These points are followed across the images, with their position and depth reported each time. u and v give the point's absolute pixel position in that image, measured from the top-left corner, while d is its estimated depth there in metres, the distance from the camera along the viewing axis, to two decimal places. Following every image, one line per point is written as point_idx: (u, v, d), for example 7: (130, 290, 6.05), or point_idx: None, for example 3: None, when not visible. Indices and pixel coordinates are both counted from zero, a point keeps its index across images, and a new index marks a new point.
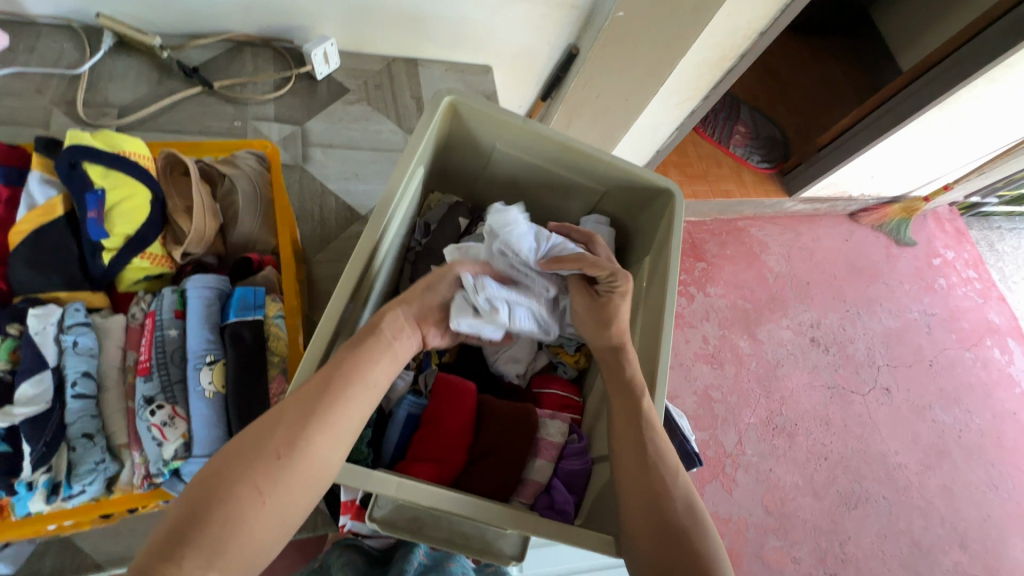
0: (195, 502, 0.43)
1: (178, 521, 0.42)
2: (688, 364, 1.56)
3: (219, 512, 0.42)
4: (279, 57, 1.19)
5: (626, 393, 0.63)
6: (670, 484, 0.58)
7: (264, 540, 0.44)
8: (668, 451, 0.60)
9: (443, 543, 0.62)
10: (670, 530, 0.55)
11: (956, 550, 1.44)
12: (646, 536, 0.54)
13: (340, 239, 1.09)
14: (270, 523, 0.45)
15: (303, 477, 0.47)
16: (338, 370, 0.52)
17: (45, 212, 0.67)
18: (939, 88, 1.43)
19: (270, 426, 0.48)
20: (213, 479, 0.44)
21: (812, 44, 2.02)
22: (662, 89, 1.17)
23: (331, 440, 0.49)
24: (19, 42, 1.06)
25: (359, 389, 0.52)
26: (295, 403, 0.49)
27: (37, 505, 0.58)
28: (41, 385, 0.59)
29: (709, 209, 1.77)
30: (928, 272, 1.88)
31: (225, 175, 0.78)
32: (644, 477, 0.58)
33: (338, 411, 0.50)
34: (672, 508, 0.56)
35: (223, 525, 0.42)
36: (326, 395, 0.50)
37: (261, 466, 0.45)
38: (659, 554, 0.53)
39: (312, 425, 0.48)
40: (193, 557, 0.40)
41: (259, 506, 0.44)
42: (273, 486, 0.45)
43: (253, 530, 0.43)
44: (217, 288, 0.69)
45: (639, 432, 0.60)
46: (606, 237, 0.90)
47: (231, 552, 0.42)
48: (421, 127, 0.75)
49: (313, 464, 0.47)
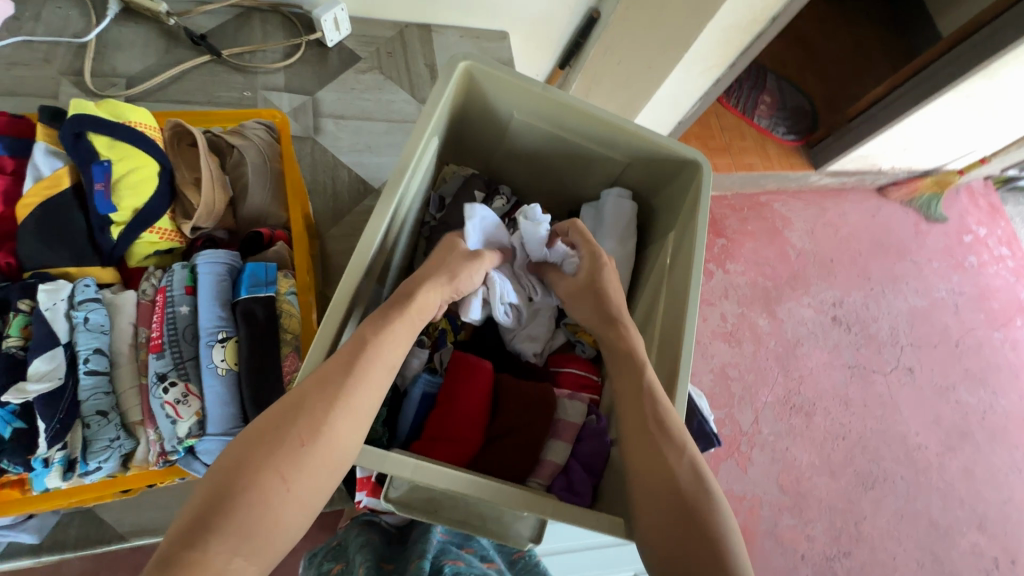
0: (218, 489, 0.42)
1: (200, 509, 0.40)
2: (705, 342, 1.52)
3: (245, 499, 0.41)
4: (289, 23, 1.15)
5: (630, 372, 0.62)
6: (677, 459, 0.55)
7: (290, 527, 0.43)
8: (675, 425, 0.57)
9: (460, 525, 0.61)
10: (679, 507, 0.51)
11: (974, 531, 1.42)
12: (651, 514, 0.52)
13: (353, 213, 1.07)
14: (295, 508, 0.44)
15: (328, 461, 0.46)
16: (356, 351, 0.51)
17: (51, 184, 0.65)
18: (985, 52, 1.34)
19: (292, 412, 0.47)
20: (236, 467, 0.43)
21: (845, 7, 1.91)
22: (687, 56, 1.11)
23: (353, 424, 0.48)
24: (25, 10, 1.04)
25: (380, 372, 0.52)
26: (315, 388, 0.48)
27: (55, 481, 0.58)
28: (53, 361, 0.58)
29: (731, 183, 1.70)
30: (959, 249, 1.80)
31: (233, 145, 0.75)
32: (656, 458, 0.55)
33: (359, 395, 0.49)
34: (681, 485, 0.53)
35: (249, 511, 0.41)
36: (347, 378, 0.49)
37: (285, 453, 0.44)
38: (667, 533, 0.51)
39: (335, 410, 0.47)
40: (221, 542, 0.39)
41: (285, 492, 0.43)
42: (297, 471, 0.44)
43: (279, 516, 0.42)
44: (228, 263, 0.68)
45: (646, 408, 0.58)
46: (627, 211, 0.86)
47: (258, 538, 0.41)
48: (436, 94, 0.71)
49: (337, 448, 0.47)
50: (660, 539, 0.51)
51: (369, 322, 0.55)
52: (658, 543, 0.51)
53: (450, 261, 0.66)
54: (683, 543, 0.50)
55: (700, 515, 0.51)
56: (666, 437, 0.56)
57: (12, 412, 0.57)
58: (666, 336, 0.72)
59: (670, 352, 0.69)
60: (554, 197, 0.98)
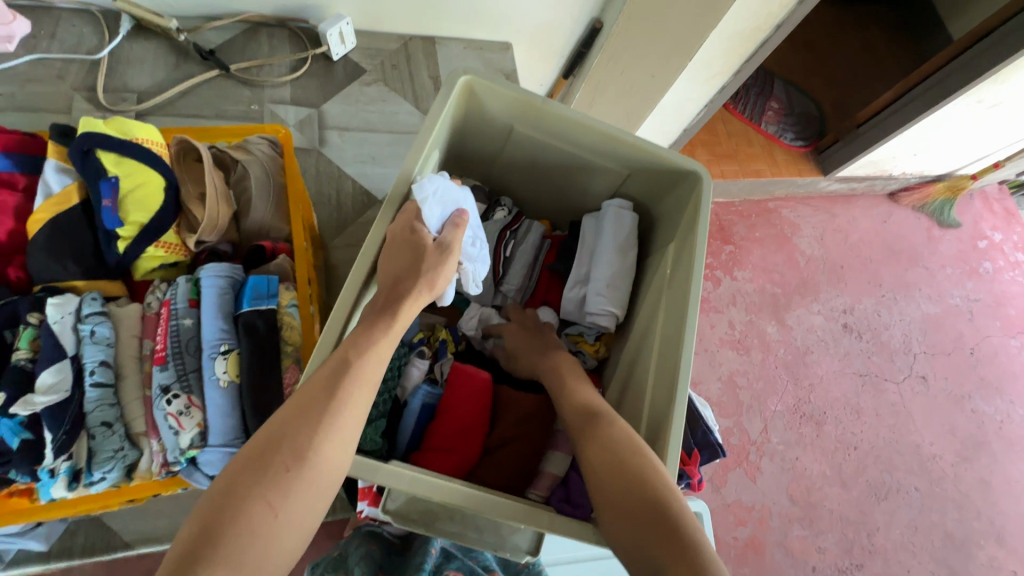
0: (208, 521, 0.42)
1: (191, 542, 0.41)
2: (713, 350, 1.51)
3: (233, 530, 0.42)
4: (295, 38, 1.17)
5: (580, 407, 0.66)
6: (631, 459, 0.56)
7: (282, 553, 0.44)
8: (624, 435, 0.59)
9: (457, 537, 0.61)
10: (643, 509, 0.52)
11: (992, 544, 1.39)
12: (616, 522, 0.53)
13: (357, 223, 1.08)
14: (286, 534, 0.44)
15: (315, 484, 0.47)
16: (341, 370, 0.52)
17: (61, 201, 0.67)
18: (996, 56, 1.32)
19: (277, 438, 0.47)
20: (224, 497, 0.44)
21: (854, 12, 1.90)
22: (689, 65, 1.11)
23: (340, 446, 0.49)
24: (41, 28, 1.07)
25: (364, 390, 0.52)
26: (297, 412, 0.49)
27: (60, 492, 0.59)
28: (60, 374, 0.60)
29: (738, 190, 1.70)
30: (973, 255, 1.77)
31: (238, 161, 0.76)
32: (623, 473, 0.55)
33: (344, 416, 0.50)
34: (641, 486, 0.53)
35: (237, 540, 0.42)
36: (331, 398, 0.50)
37: (271, 480, 0.45)
38: (632, 536, 0.51)
39: (320, 433, 0.48)
40: (213, 573, 0.40)
41: (273, 519, 0.44)
42: (285, 497, 0.45)
43: (270, 543, 0.43)
44: (230, 276, 0.69)
45: (597, 429, 0.61)
46: (628, 222, 0.86)
47: (249, 568, 0.42)
48: (437, 108, 0.72)
49: (324, 472, 0.47)
50: (631, 543, 0.51)
51: (354, 336, 0.55)
52: (627, 548, 0.51)
53: (427, 263, 0.62)
54: (650, 546, 0.50)
55: (664, 514, 0.51)
56: (617, 446, 0.58)
57: (19, 424, 0.58)
58: (665, 346, 0.72)
59: (669, 363, 0.69)
60: (556, 208, 0.98)
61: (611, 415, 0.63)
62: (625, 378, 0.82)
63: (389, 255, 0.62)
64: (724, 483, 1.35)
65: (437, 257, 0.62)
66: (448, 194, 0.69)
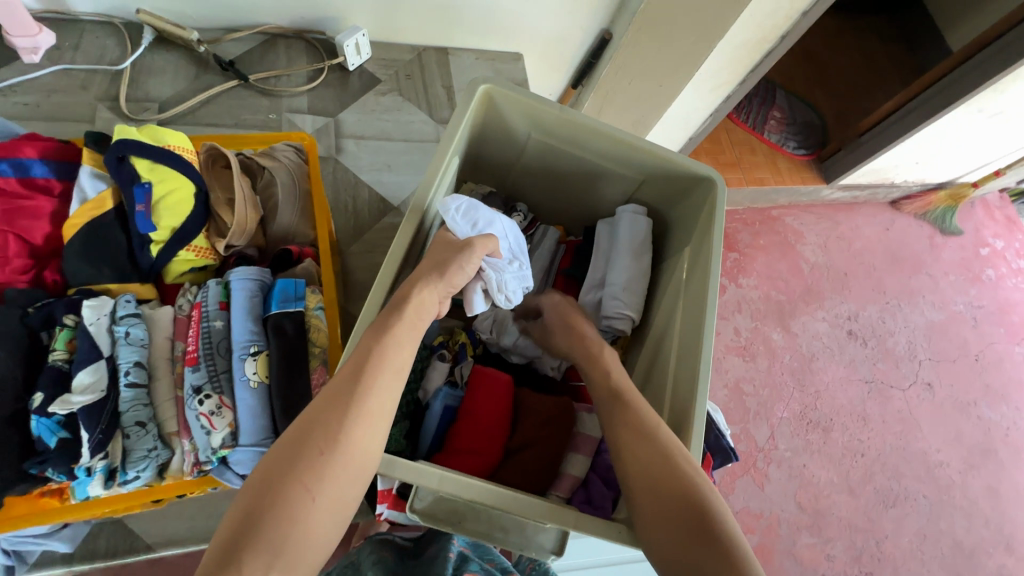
0: (248, 508, 0.44)
1: (235, 528, 0.43)
2: (720, 357, 1.52)
3: (272, 514, 0.44)
4: (312, 49, 1.20)
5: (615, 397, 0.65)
6: (671, 459, 0.56)
7: (320, 536, 0.45)
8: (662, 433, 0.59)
9: (484, 536, 0.62)
10: (680, 511, 0.53)
11: (1001, 552, 1.39)
12: (651, 522, 0.53)
13: (373, 230, 1.10)
14: (323, 517, 0.46)
15: (348, 467, 0.48)
16: (365, 359, 0.53)
17: (96, 206, 0.68)
18: (997, 66, 1.35)
19: (309, 424, 0.49)
20: (262, 485, 0.45)
21: (854, 23, 1.94)
22: (697, 75, 1.14)
23: (369, 429, 0.50)
24: (64, 39, 1.09)
25: (389, 375, 0.53)
26: (326, 400, 0.50)
27: (96, 489, 0.60)
28: (96, 374, 0.61)
29: (742, 198, 1.72)
30: (976, 262, 1.79)
31: (265, 167, 0.78)
32: (653, 467, 0.56)
33: (371, 401, 0.51)
34: (680, 487, 0.54)
35: (277, 524, 0.43)
36: (358, 385, 0.51)
37: (306, 465, 0.46)
38: (667, 534, 0.52)
39: (349, 417, 0.49)
40: (256, 556, 0.42)
41: (310, 502, 0.45)
42: (319, 481, 0.46)
43: (309, 527, 0.45)
44: (259, 279, 0.70)
45: (634, 422, 0.61)
46: (643, 227, 0.88)
47: (290, 551, 0.43)
48: (457, 116, 0.74)
49: (355, 455, 0.48)
50: (667, 544, 0.52)
51: (372, 327, 0.56)
52: (662, 547, 0.52)
53: (443, 265, 0.64)
54: (688, 549, 0.51)
55: (692, 505, 0.53)
56: (655, 444, 0.58)
57: (57, 422, 0.59)
58: (684, 347, 0.73)
59: (688, 363, 0.70)
60: (571, 214, 1.00)
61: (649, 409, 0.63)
62: (642, 381, 0.83)
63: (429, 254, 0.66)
64: (732, 491, 1.35)
65: (452, 254, 0.65)
66: (474, 209, 0.72)
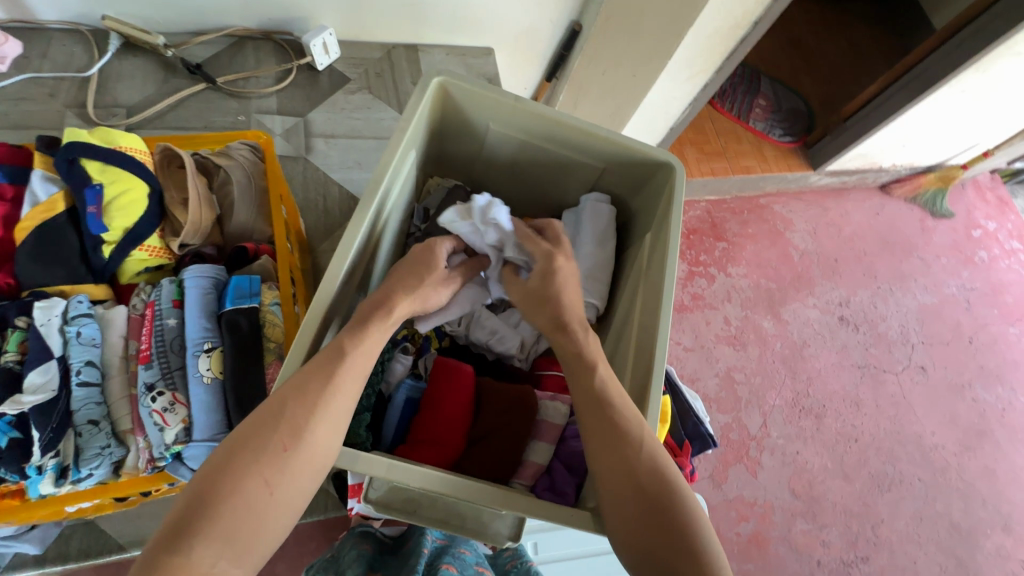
0: (200, 496, 0.44)
1: (182, 515, 0.43)
2: (709, 346, 1.52)
3: (229, 505, 0.44)
4: (280, 49, 1.20)
5: (582, 367, 0.61)
6: (635, 456, 0.54)
7: (274, 526, 0.46)
8: (632, 420, 0.57)
9: (439, 523, 0.63)
10: (647, 502, 0.52)
11: (999, 533, 1.38)
12: (616, 513, 0.53)
13: (344, 228, 1.10)
14: (280, 510, 0.47)
15: (309, 463, 0.49)
16: (335, 358, 0.53)
17: (47, 208, 0.69)
18: (975, 47, 1.35)
19: (271, 420, 0.49)
20: (217, 475, 0.45)
21: (837, 10, 1.94)
22: (671, 63, 1.13)
23: (332, 426, 0.51)
24: (32, 48, 1.09)
25: (355, 373, 0.54)
26: (292, 392, 0.51)
27: (47, 488, 0.60)
28: (48, 374, 0.62)
29: (729, 186, 1.71)
30: (968, 244, 1.78)
31: (220, 166, 0.78)
32: (611, 453, 0.55)
33: (337, 400, 0.52)
34: (642, 480, 0.53)
35: (232, 516, 0.44)
36: (324, 382, 0.52)
37: (268, 459, 0.47)
38: (633, 524, 0.51)
39: (315, 414, 0.50)
40: (207, 545, 0.42)
41: (268, 496, 0.46)
42: (280, 475, 0.47)
43: (264, 517, 0.45)
44: (213, 277, 0.71)
45: (597, 409, 0.57)
46: (605, 215, 0.88)
47: (243, 541, 0.44)
48: (410, 108, 0.74)
49: (317, 451, 0.50)
50: (630, 537, 0.51)
51: (348, 329, 0.57)
52: (629, 538, 0.51)
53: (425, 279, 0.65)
54: (650, 538, 0.50)
55: (653, 494, 0.52)
56: (622, 433, 0.55)
57: (8, 423, 0.60)
58: (643, 333, 0.73)
59: (646, 351, 0.70)
60: (535, 205, 1.00)
61: (620, 394, 0.59)
62: None
63: (392, 276, 0.65)
64: (724, 479, 1.35)
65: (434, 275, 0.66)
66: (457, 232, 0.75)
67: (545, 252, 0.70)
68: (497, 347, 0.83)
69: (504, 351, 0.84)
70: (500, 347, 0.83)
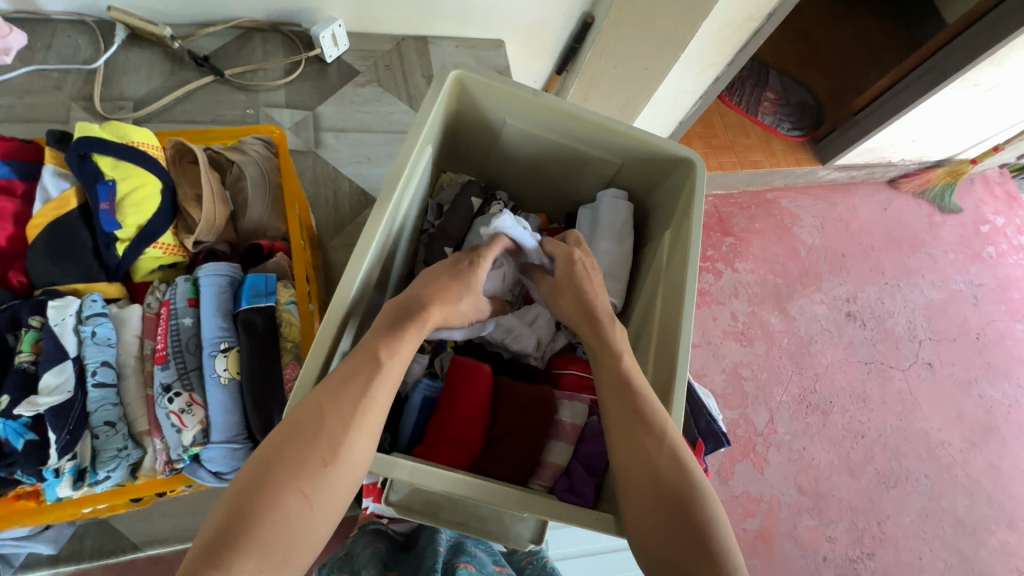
0: (239, 510, 0.44)
1: (221, 531, 0.42)
2: (716, 342, 1.50)
3: (269, 521, 0.43)
4: (288, 41, 1.18)
5: (610, 359, 0.62)
6: (654, 455, 0.54)
7: (313, 540, 0.45)
8: (657, 414, 0.56)
9: (459, 526, 0.62)
10: (671, 500, 0.51)
11: (1004, 530, 1.38)
12: (636, 507, 0.52)
13: (355, 223, 1.09)
14: (319, 524, 0.46)
15: (347, 477, 0.48)
16: (370, 368, 0.53)
17: (59, 204, 0.68)
18: (990, 39, 1.32)
19: (309, 431, 0.48)
20: (256, 489, 0.45)
21: (847, 2, 1.90)
22: (683, 55, 1.11)
23: (369, 439, 0.50)
24: (36, 40, 1.07)
25: (389, 384, 0.53)
26: (326, 401, 0.50)
27: (65, 491, 0.59)
28: (63, 375, 0.60)
29: (736, 181, 1.69)
30: (975, 240, 1.77)
31: (233, 161, 0.77)
32: (635, 445, 0.55)
33: (373, 411, 0.51)
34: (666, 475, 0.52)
35: (273, 532, 0.43)
36: (360, 393, 0.51)
37: (307, 473, 0.46)
38: (652, 521, 0.51)
39: (353, 427, 0.49)
40: (247, 561, 0.41)
41: (307, 511, 0.45)
42: (318, 490, 0.46)
43: (302, 533, 0.45)
44: (229, 275, 0.70)
45: (625, 402, 0.58)
46: (623, 212, 0.87)
47: (283, 557, 0.43)
48: (428, 103, 0.72)
49: (356, 464, 0.49)
50: (648, 538, 0.50)
51: (381, 336, 0.56)
52: (648, 535, 0.50)
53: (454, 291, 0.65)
54: (669, 536, 0.49)
55: (676, 493, 0.51)
56: (644, 426, 0.55)
57: (23, 425, 0.58)
58: (664, 332, 0.72)
59: (668, 350, 0.69)
60: (550, 200, 0.98)
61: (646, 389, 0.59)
62: None
63: (428, 281, 0.65)
64: (731, 475, 1.35)
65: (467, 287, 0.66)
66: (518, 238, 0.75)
67: (565, 253, 0.74)
68: (516, 346, 0.82)
69: (522, 350, 0.83)
70: (520, 347, 0.83)
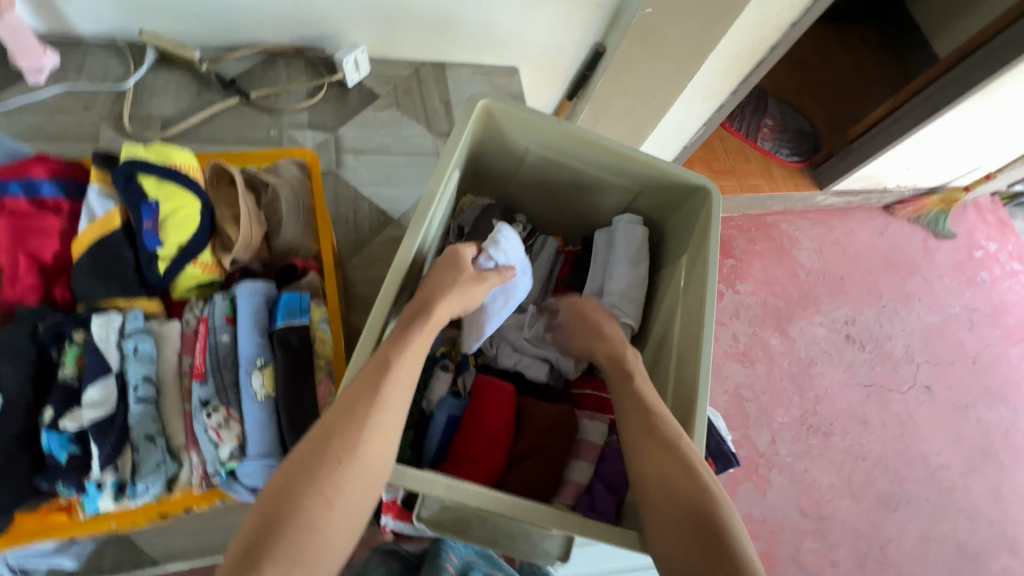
0: (267, 516, 0.46)
1: (251, 536, 0.45)
2: (718, 363, 1.53)
3: (292, 523, 0.45)
4: (312, 65, 1.22)
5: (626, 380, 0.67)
6: (676, 466, 0.56)
7: (336, 542, 0.47)
8: (674, 431, 0.60)
9: (489, 544, 0.65)
10: (692, 515, 0.53)
11: (1005, 555, 1.39)
12: (659, 520, 0.54)
13: (374, 243, 1.11)
14: (340, 525, 0.47)
15: (363, 476, 0.49)
16: (380, 370, 0.54)
17: (104, 224, 0.70)
18: (982, 74, 1.38)
19: (326, 437, 0.50)
20: (280, 494, 0.47)
21: (842, 33, 1.98)
22: (690, 84, 1.16)
23: (383, 438, 0.51)
24: (68, 60, 1.11)
25: (400, 389, 0.54)
26: (343, 408, 0.52)
27: (106, 504, 0.61)
28: (106, 390, 0.62)
29: (737, 205, 1.73)
30: (970, 265, 1.81)
31: (269, 183, 0.80)
32: (657, 455, 0.58)
33: (386, 412, 0.52)
34: (689, 488, 0.55)
35: (296, 534, 0.45)
36: (371, 396, 0.52)
37: (323, 474, 0.48)
38: (675, 535, 0.53)
39: (365, 429, 0.51)
40: (275, 564, 0.43)
41: (328, 512, 0.47)
42: (337, 490, 0.48)
43: (326, 536, 0.46)
44: (265, 295, 0.72)
45: (645, 421, 0.61)
46: (639, 236, 0.90)
47: (308, 558, 0.45)
48: (456, 133, 0.76)
49: (371, 465, 0.50)
50: (675, 550, 0.52)
51: (389, 338, 0.58)
52: (671, 547, 0.53)
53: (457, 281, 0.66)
54: (690, 547, 0.52)
55: (698, 509, 0.54)
56: (664, 440, 0.59)
57: (68, 438, 0.61)
58: (683, 354, 0.74)
59: (688, 369, 0.71)
60: (567, 223, 1.01)
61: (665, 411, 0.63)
62: None
63: (430, 279, 0.66)
64: (735, 496, 1.35)
65: (457, 273, 0.67)
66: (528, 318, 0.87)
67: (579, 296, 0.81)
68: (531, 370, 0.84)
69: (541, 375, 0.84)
70: (536, 371, 0.84)
